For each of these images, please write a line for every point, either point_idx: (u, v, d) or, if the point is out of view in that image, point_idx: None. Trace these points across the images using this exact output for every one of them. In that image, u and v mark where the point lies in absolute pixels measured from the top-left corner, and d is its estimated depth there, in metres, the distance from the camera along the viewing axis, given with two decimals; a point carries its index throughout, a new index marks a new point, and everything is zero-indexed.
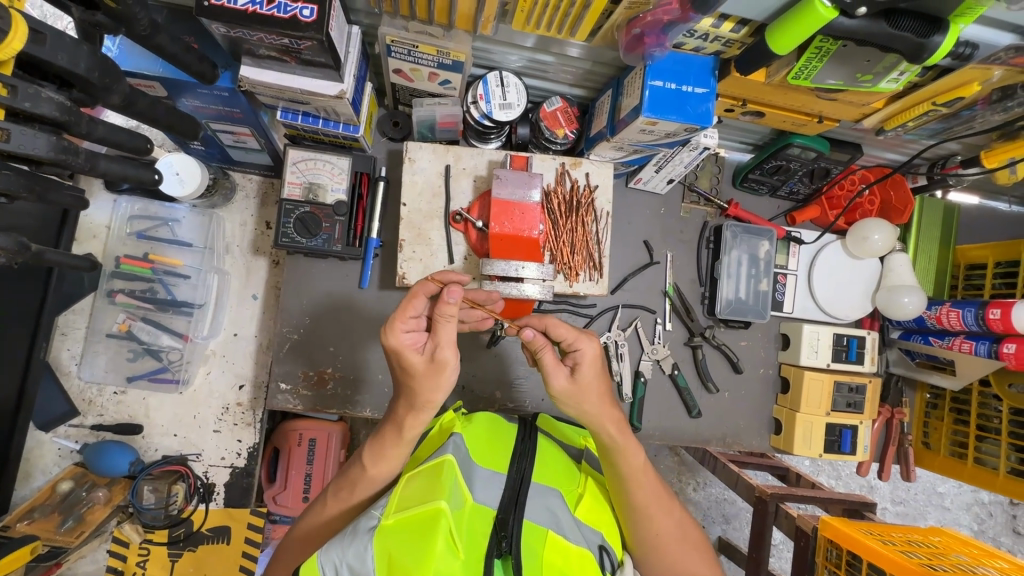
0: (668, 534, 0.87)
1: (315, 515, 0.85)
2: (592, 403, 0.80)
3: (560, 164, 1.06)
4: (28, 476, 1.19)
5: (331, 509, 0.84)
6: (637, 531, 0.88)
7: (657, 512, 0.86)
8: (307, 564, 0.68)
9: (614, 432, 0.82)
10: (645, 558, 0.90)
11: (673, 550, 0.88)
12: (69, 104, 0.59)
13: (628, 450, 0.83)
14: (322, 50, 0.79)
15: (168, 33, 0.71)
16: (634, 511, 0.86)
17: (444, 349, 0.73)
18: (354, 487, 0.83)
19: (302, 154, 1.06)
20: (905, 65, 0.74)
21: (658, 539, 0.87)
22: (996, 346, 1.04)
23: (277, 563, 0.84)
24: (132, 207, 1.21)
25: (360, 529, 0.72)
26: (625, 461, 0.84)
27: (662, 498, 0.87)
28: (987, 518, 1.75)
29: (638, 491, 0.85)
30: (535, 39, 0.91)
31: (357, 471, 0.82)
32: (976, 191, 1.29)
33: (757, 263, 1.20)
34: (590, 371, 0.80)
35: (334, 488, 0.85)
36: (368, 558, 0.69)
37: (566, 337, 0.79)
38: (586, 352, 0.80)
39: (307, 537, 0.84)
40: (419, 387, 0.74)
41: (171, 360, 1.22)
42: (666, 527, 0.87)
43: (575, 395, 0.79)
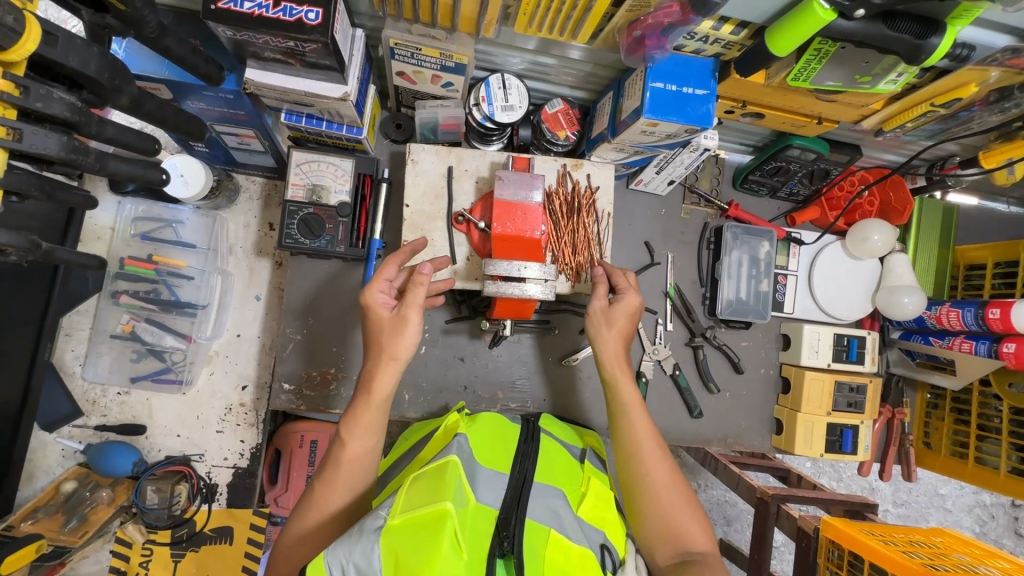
0: (658, 475, 0.88)
1: (306, 510, 0.81)
2: (610, 335, 0.96)
3: (562, 166, 1.07)
4: (31, 476, 1.20)
5: (324, 499, 0.81)
6: (630, 474, 0.90)
7: (647, 449, 0.90)
8: (313, 565, 0.66)
9: (615, 364, 0.95)
10: (642, 516, 0.88)
11: (666, 496, 0.87)
12: (80, 105, 0.60)
13: (624, 385, 0.94)
14: (327, 53, 0.80)
15: (175, 36, 0.72)
16: (625, 448, 0.91)
17: (405, 307, 0.84)
18: (341, 466, 0.82)
19: (306, 156, 1.06)
20: (902, 66, 0.75)
21: (648, 481, 0.88)
22: (996, 346, 1.04)
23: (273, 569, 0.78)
24: (136, 208, 1.23)
25: (366, 529, 0.71)
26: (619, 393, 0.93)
27: (651, 434, 0.91)
28: (989, 520, 1.75)
29: (633, 421, 0.92)
30: (537, 42, 0.92)
31: (338, 447, 0.83)
32: (975, 192, 1.30)
33: (758, 264, 1.21)
34: (623, 315, 0.97)
35: (320, 475, 0.83)
36: (374, 557, 0.68)
37: (620, 282, 0.99)
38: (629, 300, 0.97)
39: (304, 530, 0.79)
40: (386, 342, 0.83)
41: (174, 361, 1.23)
42: (655, 467, 0.89)
43: (606, 317, 0.96)
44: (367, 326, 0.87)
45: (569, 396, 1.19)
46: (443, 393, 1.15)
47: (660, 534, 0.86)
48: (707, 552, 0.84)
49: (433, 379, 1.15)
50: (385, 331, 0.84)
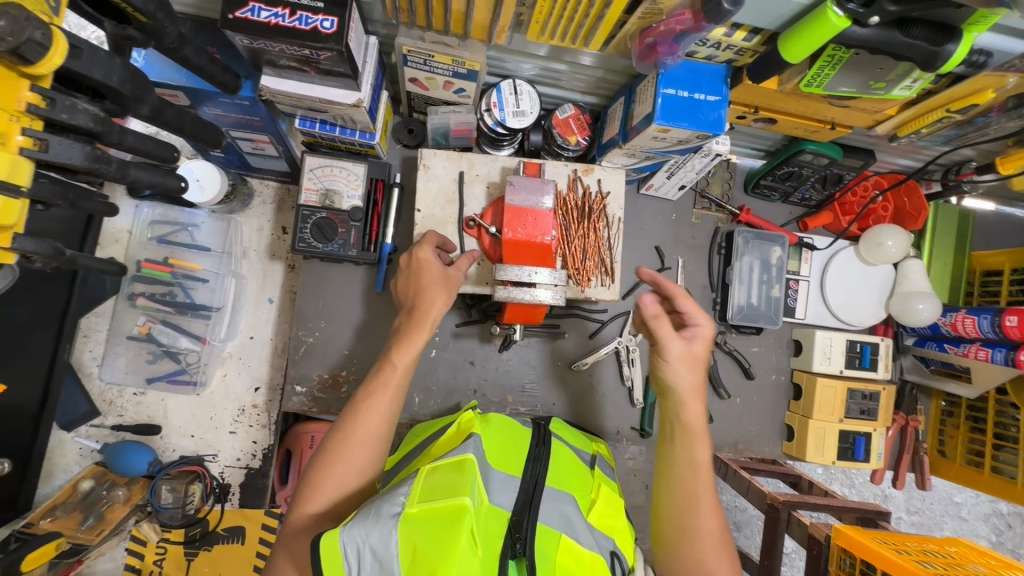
0: (711, 531, 0.80)
1: (318, 492, 0.79)
2: (684, 374, 0.84)
3: (572, 171, 1.07)
4: (50, 474, 1.22)
5: (338, 480, 0.80)
6: (676, 522, 0.82)
7: (704, 501, 0.81)
8: (330, 543, 0.69)
9: (693, 414, 0.85)
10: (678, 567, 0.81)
11: (713, 551, 0.79)
12: (103, 115, 0.62)
13: (696, 431, 0.84)
14: (341, 61, 0.81)
15: (194, 46, 0.74)
16: (678, 496, 0.83)
17: (458, 269, 0.93)
18: (357, 446, 0.81)
19: (319, 160, 1.08)
20: (917, 73, 0.75)
21: (699, 534, 0.80)
22: (1012, 354, 1.02)
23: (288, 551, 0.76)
24: (153, 212, 1.25)
25: (383, 514, 0.72)
26: (694, 444, 0.84)
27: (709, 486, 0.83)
28: (1005, 530, 1.72)
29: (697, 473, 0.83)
30: (549, 48, 0.93)
31: (354, 429, 0.81)
32: (992, 197, 1.28)
33: (769, 269, 1.21)
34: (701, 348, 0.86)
35: (331, 456, 0.80)
36: (391, 542, 0.69)
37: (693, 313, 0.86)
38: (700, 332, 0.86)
39: (345, 446, 0.80)
40: (441, 293, 0.89)
41: (189, 362, 1.25)
42: (709, 521, 0.81)
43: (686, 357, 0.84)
44: (416, 277, 0.92)
45: (579, 400, 1.19)
46: (452, 396, 1.16)
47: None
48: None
49: (443, 383, 1.16)
50: (437, 283, 0.90)
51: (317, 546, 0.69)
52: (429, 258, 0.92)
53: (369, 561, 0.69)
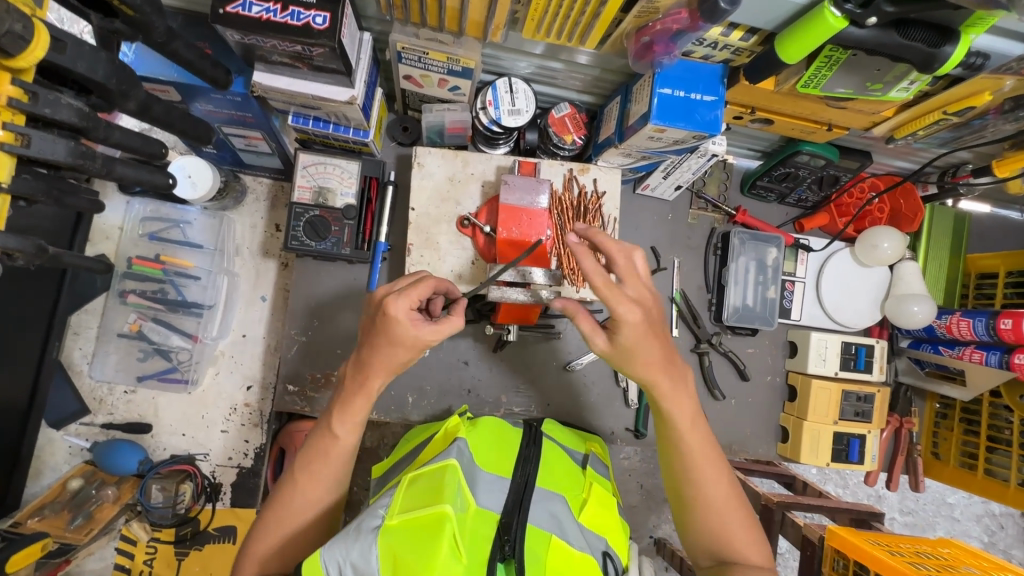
0: (715, 493, 0.82)
1: (286, 500, 0.77)
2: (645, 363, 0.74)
3: (568, 170, 1.07)
4: (39, 473, 1.21)
5: (308, 489, 0.77)
6: (683, 489, 0.83)
7: (705, 470, 0.82)
8: (310, 563, 0.67)
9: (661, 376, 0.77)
10: (693, 527, 0.83)
11: (729, 516, 0.81)
12: (88, 110, 0.60)
13: (675, 404, 0.79)
14: (334, 57, 0.80)
15: (183, 41, 0.73)
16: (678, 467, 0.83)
17: (435, 332, 0.71)
18: (328, 458, 0.78)
19: (312, 157, 1.07)
20: (915, 74, 0.74)
21: (703, 499, 0.82)
22: (1007, 357, 1.02)
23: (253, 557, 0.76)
24: (144, 208, 1.23)
25: (363, 528, 0.73)
26: (674, 413, 0.80)
27: (710, 450, 0.82)
28: (998, 530, 1.73)
29: (685, 441, 0.81)
30: (545, 47, 0.92)
31: (325, 440, 0.78)
32: (988, 200, 1.28)
33: (765, 270, 1.20)
34: (631, 338, 0.71)
35: (301, 463, 0.78)
36: (371, 557, 0.69)
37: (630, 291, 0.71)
38: (631, 316, 0.69)
39: (319, 455, 0.78)
40: (379, 347, 0.72)
41: (180, 360, 1.23)
42: (711, 485, 0.82)
43: (638, 330, 0.71)
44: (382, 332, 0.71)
45: (573, 401, 1.18)
46: (446, 396, 1.15)
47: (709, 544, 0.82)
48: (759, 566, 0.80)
49: (437, 382, 1.15)
50: (399, 344, 0.71)
51: (298, 566, 0.68)
52: (400, 314, 0.69)
53: None
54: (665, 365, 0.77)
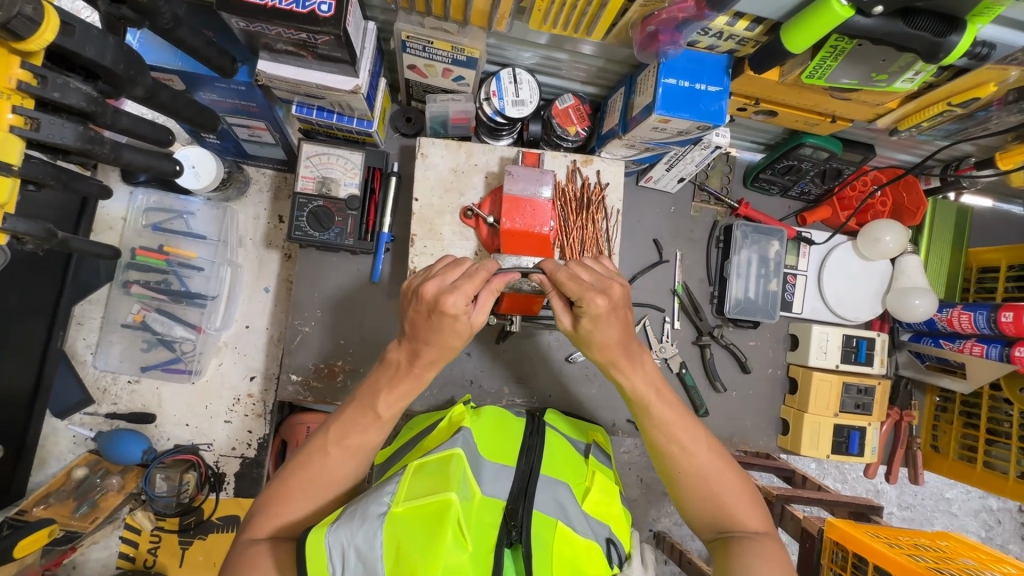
0: (703, 462, 0.81)
1: (313, 468, 0.76)
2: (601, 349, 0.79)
3: (571, 161, 1.07)
4: (43, 462, 1.22)
5: (337, 463, 0.77)
6: (672, 465, 0.82)
7: (682, 442, 0.82)
8: (315, 544, 0.69)
9: (620, 350, 0.79)
10: (689, 503, 0.82)
11: (718, 485, 0.81)
12: (96, 95, 0.60)
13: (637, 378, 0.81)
14: (339, 46, 0.80)
15: (189, 28, 0.73)
16: (660, 441, 0.83)
17: (481, 312, 0.75)
18: (366, 435, 0.78)
19: (316, 148, 1.07)
20: (920, 65, 0.74)
21: (691, 470, 0.81)
22: (1008, 349, 1.03)
23: (268, 521, 0.74)
24: (148, 199, 1.23)
25: (369, 514, 0.73)
26: (636, 388, 0.81)
27: (687, 422, 0.83)
28: (995, 525, 1.73)
29: (657, 412, 0.82)
30: (549, 36, 0.92)
31: (368, 416, 0.78)
32: (989, 194, 1.28)
33: (767, 264, 1.21)
34: (603, 325, 0.77)
35: (336, 435, 0.77)
36: (376, 543, 0.70)
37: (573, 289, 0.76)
38: (596, 305, 0.75)
39: (355, 434, 0.77)
40: (425, 330, 0.73)
41: (184, 351, 1.24)
42: (695, 455, 0.81)
43: (602, 316, 0.76)
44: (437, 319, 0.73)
45: (575, 392, 1.19)
46: (449, 387, 1.16)
47: (707, 516, 0.81)
48: (759, 531, 0.80)
49: (440, 373, 1.16)
50: (455, 335, 0.73)
51: (303, 547, 0.69)
52: (457, 311, 0.71)
53: (353, 560, 0.69)
54: (622, 345, 0.79)
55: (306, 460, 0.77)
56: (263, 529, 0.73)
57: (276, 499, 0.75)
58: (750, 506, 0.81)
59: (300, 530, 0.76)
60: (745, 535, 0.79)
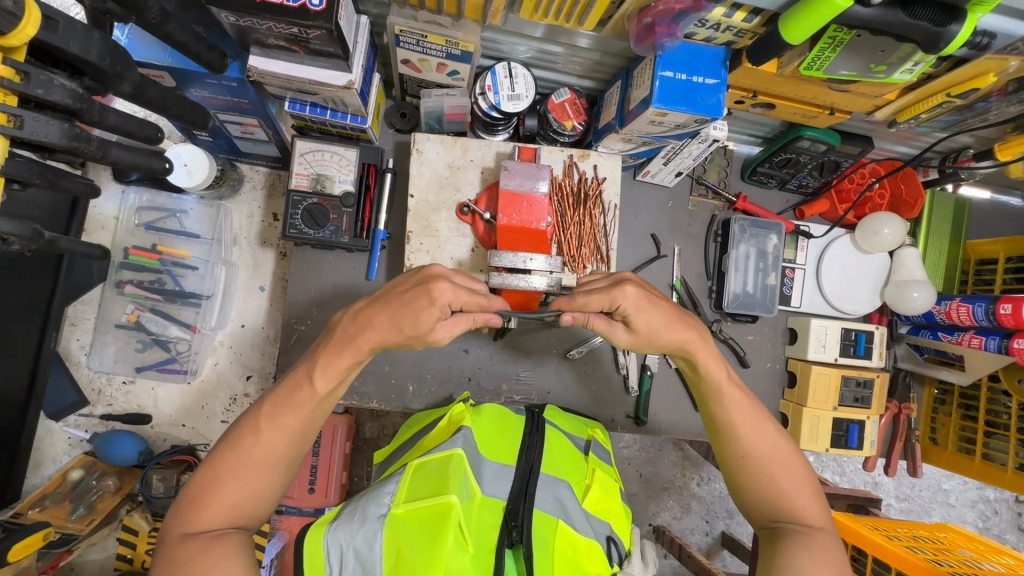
0: (765, 449, 0.81)
1: (244, 450, 0.73)
2: (661, 334, 0.78)
3: (568, 156, 1.06)
4: (38, 464, 1.21)
5: (270, 442, 0.73)
6: (735, 451, 0.82)
7: (746, 428, 0.82)
8: (313, 545, 0.70)
9: (699, 340, 0.80)
10: (748, 490, 0.82)
11: (778, 473, 0.80)
12: (81, 92, 0.59)
13: (709, 364, 0.81)
14: (331, 40, 0.79)
15: (177, 22, 0.71)
16: (724, 426, 0.83)
17: (449, 329, 0.73)
18: (301, 409, 0.74)
19: (309, 145, 1.05)
20: (920, 55, 0.74)
21: (751, 457, 0.81)
22: (1007, 341, 1.03)
23: (199, 510, 0.70)
24: (140, 198, 1.22)
25: (369, 516, 0.73)
26: (709, 367, 0.81)
27: (752, 405, 0.83)
28: (992, 516, 1.74)
29: (726, 394, 0.82)
30: (545, 29, 0.91)
31: (302, 390, 0.74)
32: (988, 185, 1.28)
33: (765, 257, 1.20)
34: (640, 316, 0.76)
35: (267, 412, 0.74)
36: (376, 545, 0.70)
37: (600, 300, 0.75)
38: (628, 295, 0.75)
39: (286, 408, 0.74)
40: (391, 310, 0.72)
41: (179, 350, 1.23)
42: (756, 441, 0.81)
43: (639, 302, 0.76)
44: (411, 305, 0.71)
45: (573, 388, 1.18)
46: (446, 385, 1.15)
47: (761, 504, 0.81)
48: (814, 525, 0.79)
49: (437, 370, 1.15)
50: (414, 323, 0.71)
51: (301, 544, 0.70)
52: (438, 297, 0.70)
53: (351, 562, 0.70)
54: (689, 327, 0.80)
55: (236, 441, 0.73)
56: (194, 519, 0.70)
57: (205, 486, 0.71)
58: (812, 499, 0.80)
59: (236, 517, 0.72)
60: (799, 527, 0.79)
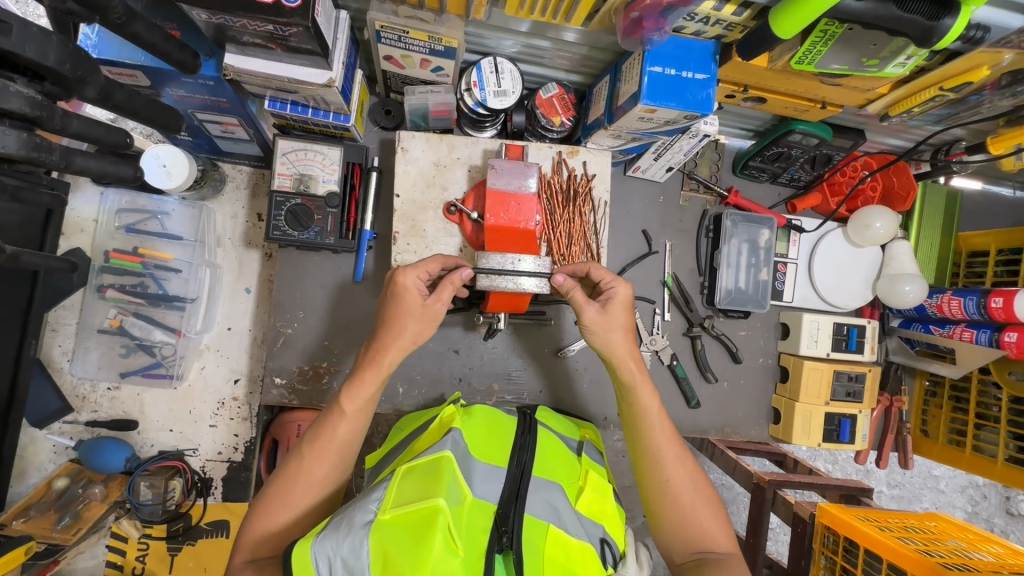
0: (679, 482, 0.86)
1: (289, 479, 0.80)
2: (616, 337, 0.87)
3: (557, 153, 1.04)
4: (23, 473, 1.19)
5: (312, 468, 0.80)
6: (655, 481, 0.87)
7: (669, 456, 0.87)
8: (300, 557, 0.68)
9: (635, 369, 0.88)
10: (664, 520, 0.86)
11: (691, 501, 0.85)
12: (41, 99, 0.56)
13: (643, 390, 0.88)
14: (309, 37, 0.76)
15: (145, 22, 0.68)
16: (647, 454, 0.88)
17: (440, 302, 0.84)
18: (334, 435, 0.81)
19: (292, 144, 1.03)
20: (912, 49, 0.72)
21: (671, 486, 0.86)
22: (997, 335, 1.03)
23: (253, 537, 0.77)
24: (120, 200, 1.19)
25: (355, 524, 0.71)
26: (642, 398, 0.88)
27: (673, 438, 0.88)
28: (981, 500, 1.76)
29: (651, 425, 0.88)
30: (531, 24, 0.88)
31: (333, 417, 0.81)
32: (979, 175, 1.27)
33: (757, 252, 1.18)
34: (619, 309, 0.88)
35: (307, 443, 0.82)
36: (363, 552, 0.69)
37: (602, 276, 0.90)
38: (620, 291, 0.89)
39: (322, 436, 0.81)
40: (410, 326, 0.83)
41: (164, 355, 1.21)
42: (677, 471, 0.86)
43: (626, 302, 0.89)
44: (392, 303, 0.84)
45: (565, 386, 1.18)
46: (437, 386, 1.14)
47: (678, 533, 0.85)
48: (728, 554, 0.83)
49: (428, 372, 1.14)
50: (410, 315, 0.82)
51: (289, 556, 0.68)
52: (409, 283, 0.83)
53: (341, 570, 0.68)
54: (633, 352, 0.88)
55: (285, 471, 0.81)
56: (249, 547, 0.77)
57: (258, 516, 0.79)
58: (724, 527, 0.85)
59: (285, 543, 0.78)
60: (714, 554, 0.83)
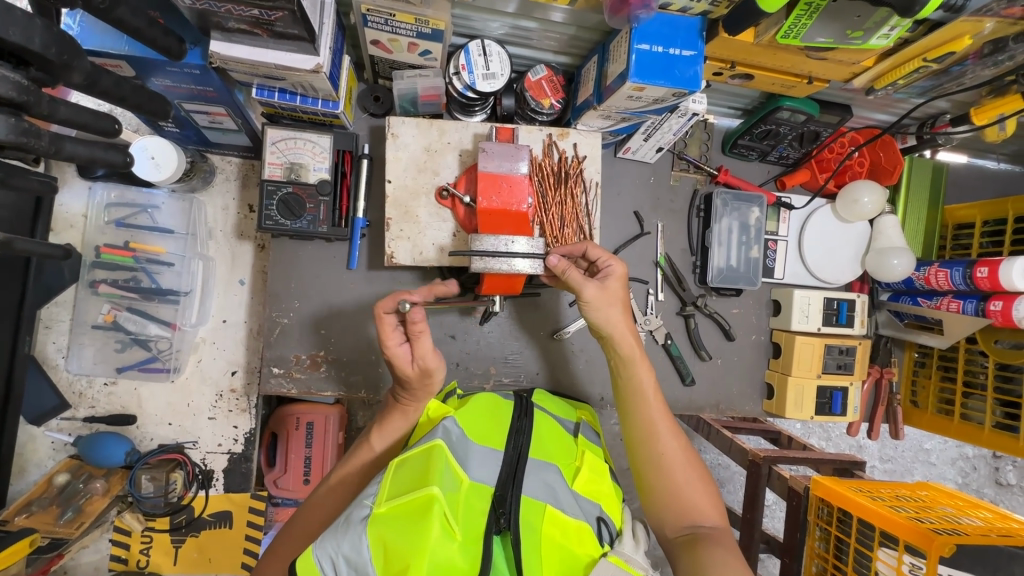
0: (673, 455, 0.88)
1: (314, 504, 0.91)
2: (615, 312, 0.90)
3: (547, 135, 1.05)
4: (23, 470, 1.19)
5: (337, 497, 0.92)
6: (648, 458, 0.89)
7: (663, 430, 0.90)
8: (302, 560, 0.68)
9: (633, 343, 0.91)
10: (656, 497, 0.88)
11: (682, 477, 0.88)
12: (26, 83, 0.55)
13: (640, 366, 0.91)
14: (295, 22, 0.76)
15: (129, 6, 0.68)
16: (642, 429, 0.90)
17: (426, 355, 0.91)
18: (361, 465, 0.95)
19: (281, 133, 1.02)
20: (896, 19, 0.73)
21: (665, 460, 0.88)
22: (983, 304, 1.05)
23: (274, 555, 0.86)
24: (108, 194, 1.18)
25: (352, 520, 0.72)
26: (640, 372, 0.91)
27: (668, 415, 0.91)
28: (971, 471, 1.80)
29: (646, 401, 0.91)
30: (518, 5, 0.88)
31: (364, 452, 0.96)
32: (965, 150, 1.29)
33: (747, 231, 1.20)
34: (617, 284, 0.91)
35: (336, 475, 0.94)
36: (363, 548, 0.69)
37: (598, 256, 0.93)
38: (612, 267, 0.92)
39: (349, 474, 0.94)
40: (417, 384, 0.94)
41: (160, 349, 1.20)
42: (672, 444, 0.89)
43: (621, 279, 0.92)
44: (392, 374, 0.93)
45: (561, 368, 1.19)
46: None
47: (673, 507, 0.87)
48: (717, 526, 0.86)
49: None
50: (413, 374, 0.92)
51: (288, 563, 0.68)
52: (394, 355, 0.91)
53: (343, 569, 0.68)
54: (629, 328, 0.91)
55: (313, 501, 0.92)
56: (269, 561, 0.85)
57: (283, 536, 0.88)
58: (714, 503, 0.87)
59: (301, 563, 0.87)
60: (706, 529, 0.84)
